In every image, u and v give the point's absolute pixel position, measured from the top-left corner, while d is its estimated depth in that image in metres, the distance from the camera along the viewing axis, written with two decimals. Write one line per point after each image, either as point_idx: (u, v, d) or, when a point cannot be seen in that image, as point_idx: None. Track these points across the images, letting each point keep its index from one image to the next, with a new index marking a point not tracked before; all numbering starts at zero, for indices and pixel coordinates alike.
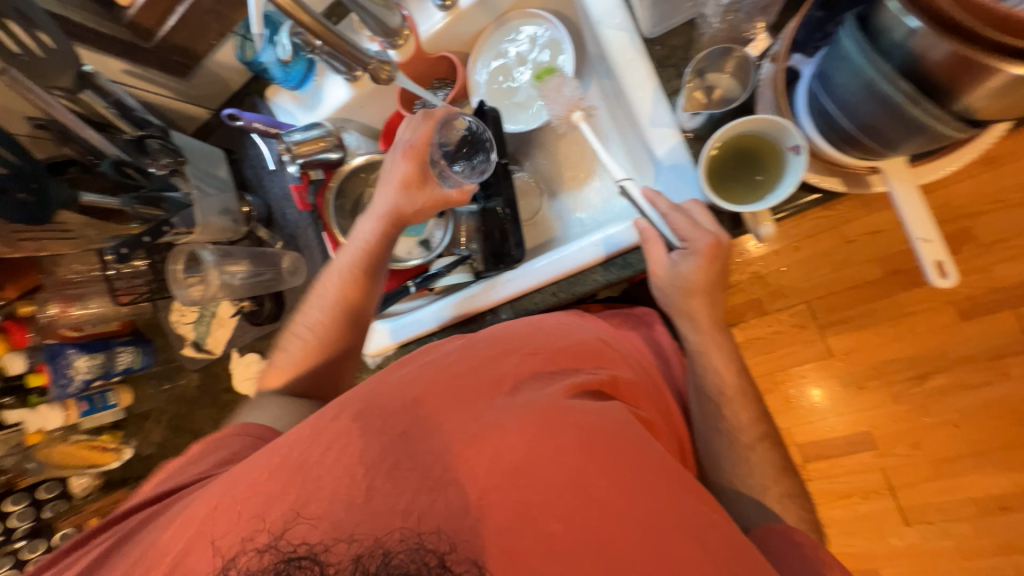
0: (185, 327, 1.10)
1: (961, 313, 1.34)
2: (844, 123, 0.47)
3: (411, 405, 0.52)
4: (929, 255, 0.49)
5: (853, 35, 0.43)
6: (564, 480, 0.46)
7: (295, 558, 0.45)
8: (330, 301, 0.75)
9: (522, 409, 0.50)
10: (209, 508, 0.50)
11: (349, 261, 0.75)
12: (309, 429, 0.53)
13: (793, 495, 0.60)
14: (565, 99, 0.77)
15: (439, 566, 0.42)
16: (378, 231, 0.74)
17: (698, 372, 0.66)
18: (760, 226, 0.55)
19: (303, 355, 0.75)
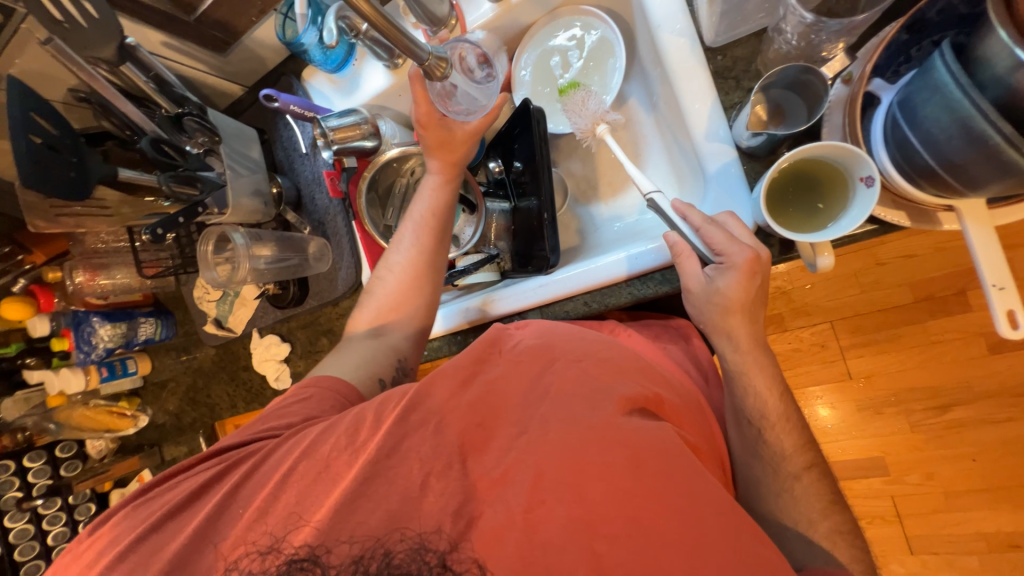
0: (208, 303, 1.10)
1: (989, 346, 1.30)
2: (925, 157, 0.44)
3: (457, 414, 0.53)
4: (1001, 304, 0.46)
5: (948, 65, 0.40)
6: (611, 502, 0.46)
7: (295, 561, 0.48)
8: (413, 246, 0.76)
9: (568, 424, 0.50)
10: (265, 482, 0.53)
11: (420, 222, 0.76)
12: (354, 420, 0.55)
13: (845, 532, 0.58)
14: (590, 113, 0.74)
15: (439, 565, 0.46)
16: (440, 187, 0.77)
17: (737, 394, 0.63)
18: (818, 257, 0.52)
19: (393, 298, 0.76)
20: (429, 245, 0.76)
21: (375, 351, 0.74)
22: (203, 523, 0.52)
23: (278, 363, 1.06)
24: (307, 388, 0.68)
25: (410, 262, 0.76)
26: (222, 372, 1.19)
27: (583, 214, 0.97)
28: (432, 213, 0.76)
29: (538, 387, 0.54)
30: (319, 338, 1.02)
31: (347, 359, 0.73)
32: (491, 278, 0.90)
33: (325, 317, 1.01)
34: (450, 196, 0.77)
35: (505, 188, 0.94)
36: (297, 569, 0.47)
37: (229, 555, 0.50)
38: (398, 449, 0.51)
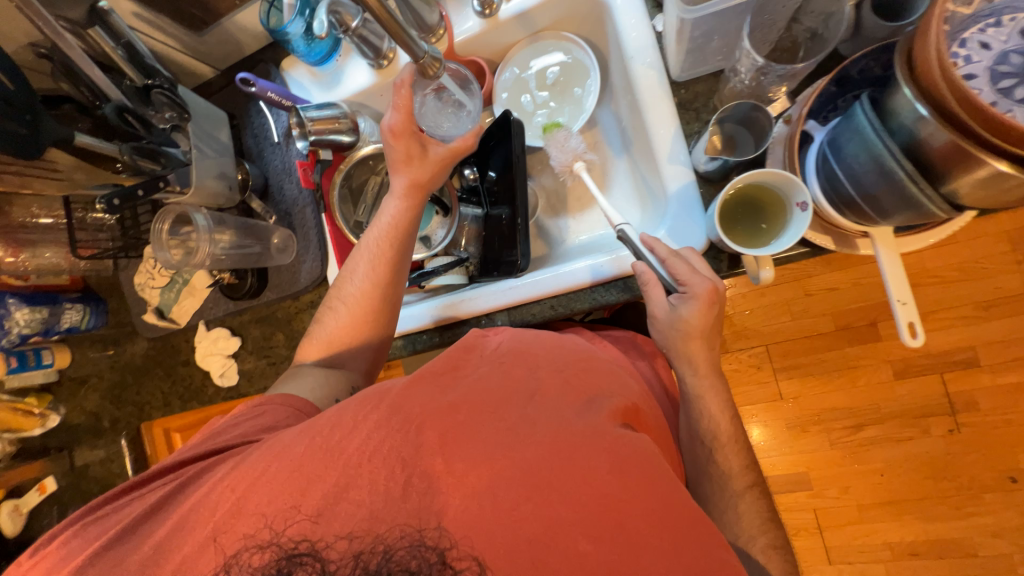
0: (152, 290, 1.03)
1: (896, 371, 1.46)
2: (848, 189, 0.53)
3: (449, 410, 0.53)
4: (904, 316, 0.55)
5: (868, 112, 0.48)
6: (594, 502, 0.48)
7: (295, 555, 0.48)
8: (365, 276, 0.75)
9: (552, 424, 0.52)
10: (246, 478, 0.52)
11: (379, 242, 0.74)
12: (354, 410, 0.54)
13: (779, 547, 0.64)
14: (570, 150, 0.81)
15: (440, 563, 0.46)
16: (403, 210, 0.74)
17: (695, 414, 0.69)
18: (761, 270, 0.59)
19: (339, 330, 0.76)
20: (388, 269, 0.74)
21: (331, 376, 0.74)
22: (181, 523, 0.52)
23: (226, 358, 1.00)
24: (260, 404, 0.66)
25: (371, 284, 0.74)
26: (157, 368, 1.10)
27: (553, 226, 1.01)
28: (397, 237, 0.74)
29: (526, 388, 0.57)
30: (274, 333, 0.98)
31: (299, 379, 0.72)
32: (461, 280, 0.91)
33: (283, 312, 0.97)
34: (413, 223, 0.75)
35: (478, 196, 0.97)
36: (297, 563, 0.47)
37: (225, 552, 0.50)
38: (389, 447, 0.51)
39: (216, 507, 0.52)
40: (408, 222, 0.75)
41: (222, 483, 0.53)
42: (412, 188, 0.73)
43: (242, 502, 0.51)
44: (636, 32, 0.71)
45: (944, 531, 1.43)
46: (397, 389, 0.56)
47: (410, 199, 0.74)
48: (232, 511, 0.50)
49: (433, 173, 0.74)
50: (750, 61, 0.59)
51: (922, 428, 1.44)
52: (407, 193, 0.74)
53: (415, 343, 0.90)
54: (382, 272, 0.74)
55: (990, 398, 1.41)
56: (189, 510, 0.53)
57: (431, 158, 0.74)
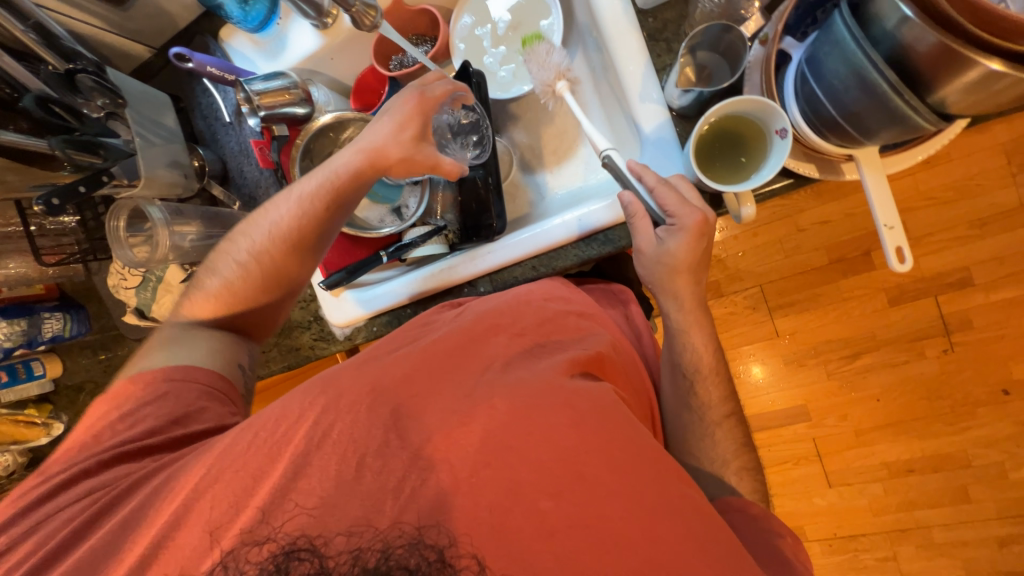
0: (127, 291, 0.99)
1: (890, 298, 1.45)
2: (829, 109, 0.49)
3: (401, 382, 0.52)
4: (891, 241, 0.53)
5: (847, 21, 0.43)
6: (553, 459, 0.48)
7: (292, 552, 0.44)
8: (284, 230, 0.67)
9: (510, 386, 0.53)
10: (188, 484, 0.49)
11: (313, 198, 0.66)
12: (300, 395, 0.53)
13: (751, 468, 0.65)
14: (553, 65, 0.73)
15: (439, 562, 0.43)
16: (355, 171, 0.66)
17: (677, 343, 0.68)
18: (743, 207, 0.57)
19: (235, 284, 0.68)
20: (315, 230, 0.68)
21: (226, 343, 0.69)
22: (115, 538, 0.48)
23: None
24: (157, 383, 0.60)
25: (287, 239, 0.67)
26: None
27: (530, 183, 0.97)
28: (297, 217, 0.67)
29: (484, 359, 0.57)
30: None
31: (190, 347, 0.65)
32: (440, 249, 0.88)
33: None
34: (342, 204, 0.68)
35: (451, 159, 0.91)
36: (296, 560, 0.43)
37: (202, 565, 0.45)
38: (338, 430, 0.49)
39: (171, 504, 0.48)
40: (352, 185, 0.67)
41: (162, 493, 0.49)
42: (373, 151, 0.66)
43: (181, 514, 0.47)
44: None
45: (938, 446, 1.48)
46: (346, 372, 0.55)
47: (365, 158, 0.66)
48: (172, 523, 0.47)
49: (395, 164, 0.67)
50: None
51: (917, 351, 1.46)
52: (361, 154, 0.66)
53: (401, 318, 0.89)
54: (303, 230, 0.67)
55: (984, 314, 1.41)
56: (121, 527, 0.49)
57: (416, 151, 0.68)
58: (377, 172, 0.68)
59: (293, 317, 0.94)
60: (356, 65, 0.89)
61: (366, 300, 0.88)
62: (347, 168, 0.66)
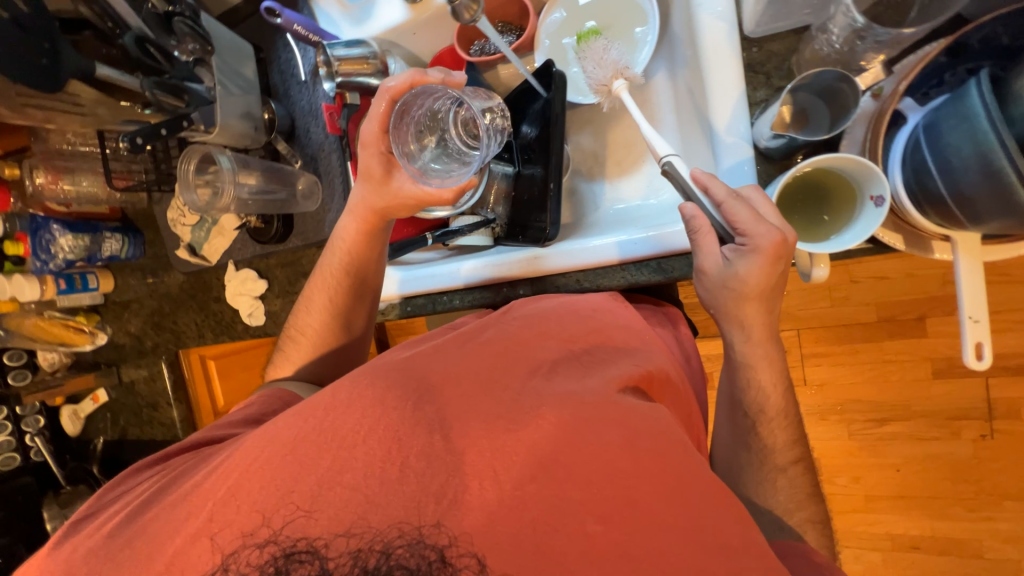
0: (183, 227, 1.05)
1: (935, 371, 1.37)
2: (937, 186, 0.45)
3: (448, 387, 0.55)
4: (971, 335, 0.49)
5: (984, 95, 0.40)
6: (604, 478, 0.49)
7: (293, 554, 0.46)
8: (322, 300, 0.80)
9: (560, 403, 0.53)
10: (236, 468, 0.50)
11: (334, 263, 0.79)
12: (353, 384, 0.54)
13: (818, 522, 0.62)
14: (610, 64, 0.70)
15: (439, 561, 0.45)
16: (358, 227, 0.77)
17: (746, 369, 0.64)
18: (815, 269, 0.54)
19: (306, 347, 0.80)
20: (349, 295, 0.80)
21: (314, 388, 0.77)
22: (162, 512, 0.51)
23: (253, 299, 1.03)
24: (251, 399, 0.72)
25: (330, 308, 0.80)
26: (191, 301, 1.14)
27: (587, 191, 0.95)
28: (325, 306, 0.80)
29: (537, 362, 0.59)
30: (299, 280, 0.99)
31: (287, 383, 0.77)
32: (485, 242, 0.89)
33: (307, 259, 0.97)
34: (367, 244, 0.78)
35: (512, 152, 0.92)
36: (296, 561, 0.45)
37: (227, 547, 0.47)
38: (384, 425, 0.50)
39: (233, 470, 0.50)
40: (359, 244, 0.78)
41: (214, 473, 0.52)
42: (363, 207, 0.76)
43: (229, 492, 0.49)
44: None
45: (950, 530, 1.41)
46: (388, 368, 0.57)
47: (363, 219, 0.76)
48: (220, 501, 0.49)
49: (388, 204, 0.74)
50: (847, 19, 0.52)
51: (952, 430, 1.38)
52: (354, 215, 0.77)
53: (436, 303, 0.89)
54: (338, 295, 0.80)
55: None
56: (174, 499, 0.52)
57: (390, 188, 0.73)
58: (376, 229, 0.77)
59: None
60: (436, 44, 0.88)
61: (405, 280, 0.89)
62: (347, 228, 0.77)
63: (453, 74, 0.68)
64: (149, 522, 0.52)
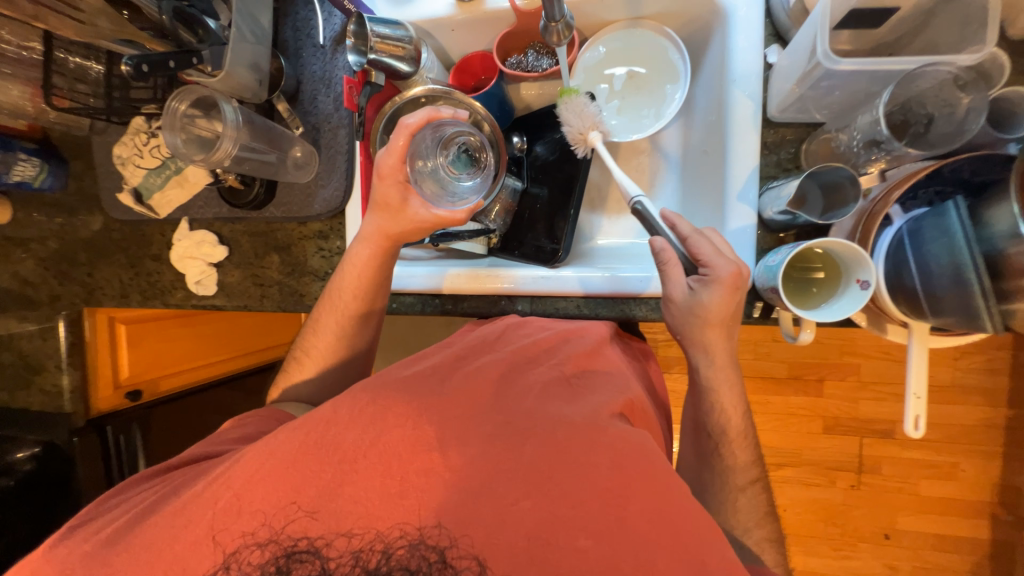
0: (136, 169, 0.90)
1: (825, 426, 1.53)
2: (914, 283, 0.54)
3: (448, 402, 0.54)
4: (914, 408, 0.59)
5: (962, 217, 0.49)
6: (594, 497, 0.47)
7: (295, 553, 0.47)
8: (336, 324, 0.77)
9: (555, 424, 0.52)
10: (239, 475, 0.50)
11: (345, 288, 0.75)
12: (365, 396, 0.53)
13: (772, 539, 0.67)
14: (586, 118, 0.77)
15: (440, 563, 0.46)
16: (372, 254, 0.74)
17: (705, 385, 0.70)
18: (802, 332, 0.62)
19: (309, 367, 0.77)
20: (357, 319, 0.77)
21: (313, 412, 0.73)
22: (165, 514, 0.50)
23: (206, 265, 0.91)
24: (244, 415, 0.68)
25: (340, 334, 0.77)
26: (119, 253, 0.97)
27: (585, 220, 0.98)
28: (338, 331, 0.77)
29: (530, 384, 0.58)
30: (268, 254, 0.89)
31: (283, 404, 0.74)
32: (479, 250, 0.90)
33: (283, 234, 0.88)
34: (377, 270, 0.75)
35: (519, 167, 0.92)
36: (298, 561, 0.47)
37: (230, 545, 0.48)
38: (383, 441, 0.50)
39: (260, 465, 0.50)
40: (375, 270, 0.75)
41: (213, 481, 0.50)
42: (381, 236, 0.74)
43: (231, 499, 0.49)
44: (748, 57, 0.68)
45: (823, 568, 1.57)
46: (383, 386, 0.55)
47: (381, 246, 0.74)
48: (221, 510, 0.48)
49: (403, 229, 0.73)
50: (873, 128, 0.58)
51: (829, 479, 1.54)
52: (371, 241, 0.74)
53: (426, 305, 0.86)
54: (347, 322, 0.77)
55: (892, 467, 1.49)
56: (165, 513, 0.50)
57: (408, 215, 0.73)
58: (393, 249, 0.75)
59: (309, 263, 0.87)
60: (469, 45, 0.87)
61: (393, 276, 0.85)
62: (360, 253, 0.74)
63: (462, 112, 0.73)
64: (149, 522, 0.50)
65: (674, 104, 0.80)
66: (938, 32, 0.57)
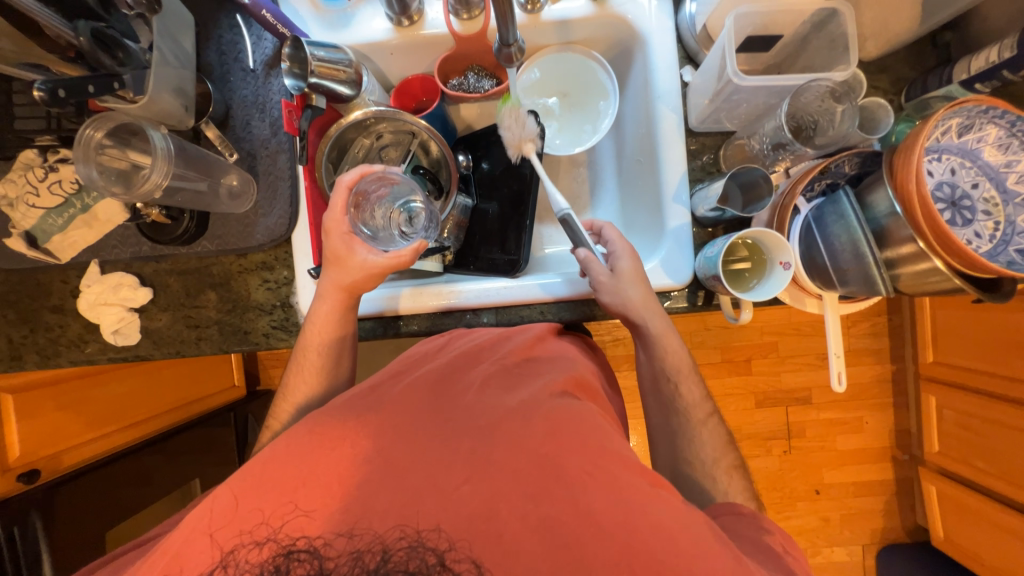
0: (30, 210, 0.77)
1: (756, 401, 1.70)
2: (824, 260, 0.64)
3: (420, 412, 0.52)
4: (837, 366, 0.69)
5: (852, 202, 0.59)
6: (533, 466, 0.45)
7: (293, 551, 0.43)
8: (314, 373, 0.73)
9: (504, 409, 0.50)
10: (189, 520, 0.45)
11: (313, 341, 0.72)
12: (339, 413, 0.51)
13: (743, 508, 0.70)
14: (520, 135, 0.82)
15: (439, 565, 0.42)
16: (333, 308, 0.72)
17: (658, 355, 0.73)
18: (742, 311, 0.70)
19: (291, 413, 0.72)
20: (322, 369, 0.73)
21: None
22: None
23: (125, 310, 0.81)
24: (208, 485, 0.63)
25: (312, 384, 0.73)
26: (5, 309, 0.82)
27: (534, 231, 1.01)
28: (316, 385, 0.73)
29: (470, 375, 0.56)
30: (203, 292, 0.81)
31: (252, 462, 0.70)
32: (434, 269, 0.86)
33: (219, 268, 0.81)
34: (343, 324, 0.73)
35: (467, 184, 0.93)
36: (297, 560, 0.43)
37: (228, 542, 0.44)
38: (344, 457, 0.47)
39: (211, 510, 0.45)
40: (340, 320, 0.73)
41: (164, 538, 0.45)
42: (344, 286, 0.71)
43: (182, 549, 0.44)
44: (667, 75, 0.77)
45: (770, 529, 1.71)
46: (350, 405, 0.53)
47: (344, 296, 0.72)
48: (170, 564, 0.43)
49: (356, 280, 0.70)
50: (778, 133, 0.69)
51: (765, 447, 1.70)
52: (337, 292, 0.71)
53: (391, 329, 0.84)
54: (315, 371, 0.73)
55: (815, 428, 1.69)
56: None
57: (357, 261, 0.70)
58: (356, 300, 0.73)
59: (252, 297, 0.81)
60: (406, 68, 0.89)
61: None
62: (327, 308, 0.71)
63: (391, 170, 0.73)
64: None
65: (607, 119, 0.88)
66: (813, 56, 0.70)
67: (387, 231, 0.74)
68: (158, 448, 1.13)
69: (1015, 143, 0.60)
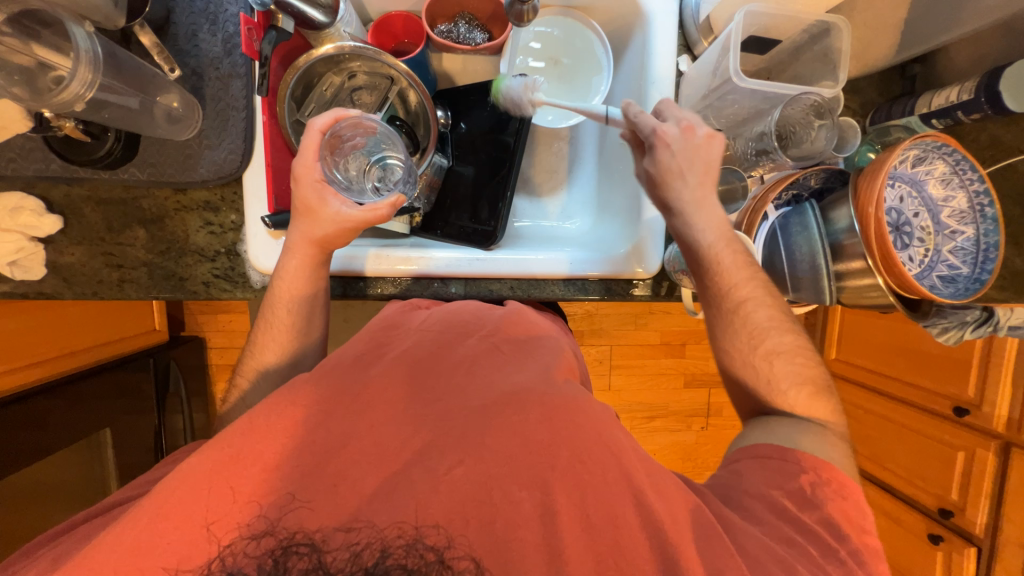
0: None
1: (684, 380, 1.84)
2: (782, 266, 0.69)
3: (405, 386, 0.49)
4: None
5: (815, 216, 0.64)
6: (528, 453, 0.44)
7: (289, 547, 0.38)
8: (285, 341, 0.66)
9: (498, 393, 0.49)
10: (145, 507, 0.39)
11: (279, 304, 0.66)
12: (321, 384, 0.48)
13: None
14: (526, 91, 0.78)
15: (439, 564, 0.38)
16: (303, 266, 0.65)
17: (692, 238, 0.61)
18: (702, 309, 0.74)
19: (258, 379, 0.65)
20: (293, 333, 0.66)
21: None
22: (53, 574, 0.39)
23: (26, 240, 0.68)
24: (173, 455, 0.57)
25: (280, 350, 0.66)
26: None
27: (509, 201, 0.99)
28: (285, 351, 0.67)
29: (458, 354, 0.54)
30: (130, 227, 0.71)
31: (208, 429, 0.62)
32: (400, 230, 0.84)
33: (151, 203, 0.71)
34: (314, 283, 0.66)
35: (445, 145, 0.88)
36: (294, 555, 0.38)
37: (224, 537, 0.39)
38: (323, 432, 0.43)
39: (179, 485, 0.40)
40: (309, 281, 0.66)
41: (114, 524, 0.39)
42: (315, 241, 0.64)
43: (137, 540, 0.38)
44: (665, 61, 0.75)
45: None
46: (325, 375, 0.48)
47: (315, 254, 0.65)
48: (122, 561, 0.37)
49: (330, 234, 0.63)
50: (764, 140, 0.72)
51: (687, 423, 1.87)
52: (307, 248, 0.64)
53: (348, 288, 0.79)
54: (284, 336, 0.66)
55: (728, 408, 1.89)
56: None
57: (330, 214, 0.63)
58: (328, 257, 0.66)
59: (191, 239, 0.72)
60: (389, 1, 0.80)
61: None
62: (295, 267, 0.65)
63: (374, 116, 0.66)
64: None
65: (597, 96, 0.85)
66: (802, 67, 0.72)
67: (360, 185, 0.68)
68: (57, 394, 0.99)
69: (954, 179, 0.66)
